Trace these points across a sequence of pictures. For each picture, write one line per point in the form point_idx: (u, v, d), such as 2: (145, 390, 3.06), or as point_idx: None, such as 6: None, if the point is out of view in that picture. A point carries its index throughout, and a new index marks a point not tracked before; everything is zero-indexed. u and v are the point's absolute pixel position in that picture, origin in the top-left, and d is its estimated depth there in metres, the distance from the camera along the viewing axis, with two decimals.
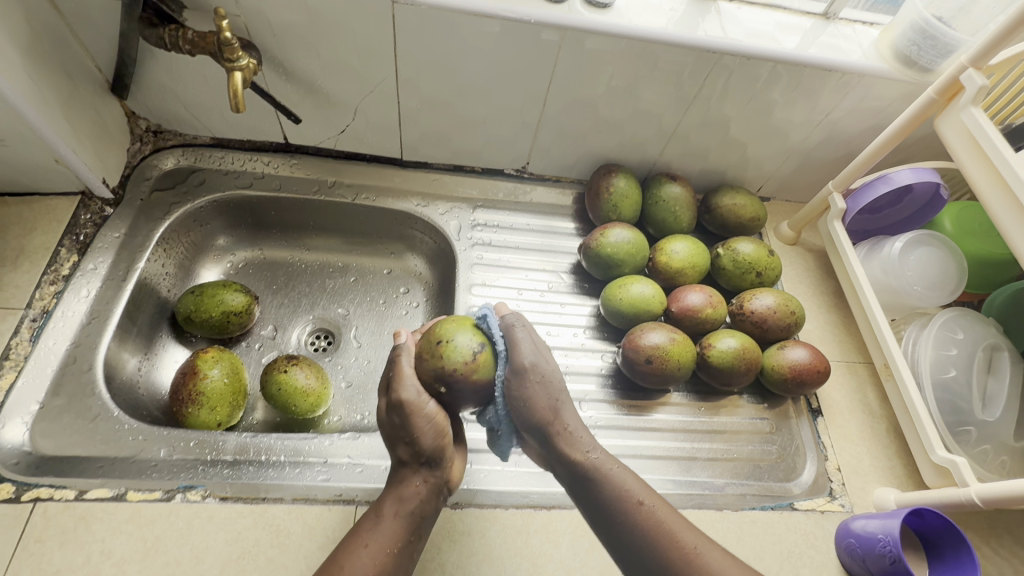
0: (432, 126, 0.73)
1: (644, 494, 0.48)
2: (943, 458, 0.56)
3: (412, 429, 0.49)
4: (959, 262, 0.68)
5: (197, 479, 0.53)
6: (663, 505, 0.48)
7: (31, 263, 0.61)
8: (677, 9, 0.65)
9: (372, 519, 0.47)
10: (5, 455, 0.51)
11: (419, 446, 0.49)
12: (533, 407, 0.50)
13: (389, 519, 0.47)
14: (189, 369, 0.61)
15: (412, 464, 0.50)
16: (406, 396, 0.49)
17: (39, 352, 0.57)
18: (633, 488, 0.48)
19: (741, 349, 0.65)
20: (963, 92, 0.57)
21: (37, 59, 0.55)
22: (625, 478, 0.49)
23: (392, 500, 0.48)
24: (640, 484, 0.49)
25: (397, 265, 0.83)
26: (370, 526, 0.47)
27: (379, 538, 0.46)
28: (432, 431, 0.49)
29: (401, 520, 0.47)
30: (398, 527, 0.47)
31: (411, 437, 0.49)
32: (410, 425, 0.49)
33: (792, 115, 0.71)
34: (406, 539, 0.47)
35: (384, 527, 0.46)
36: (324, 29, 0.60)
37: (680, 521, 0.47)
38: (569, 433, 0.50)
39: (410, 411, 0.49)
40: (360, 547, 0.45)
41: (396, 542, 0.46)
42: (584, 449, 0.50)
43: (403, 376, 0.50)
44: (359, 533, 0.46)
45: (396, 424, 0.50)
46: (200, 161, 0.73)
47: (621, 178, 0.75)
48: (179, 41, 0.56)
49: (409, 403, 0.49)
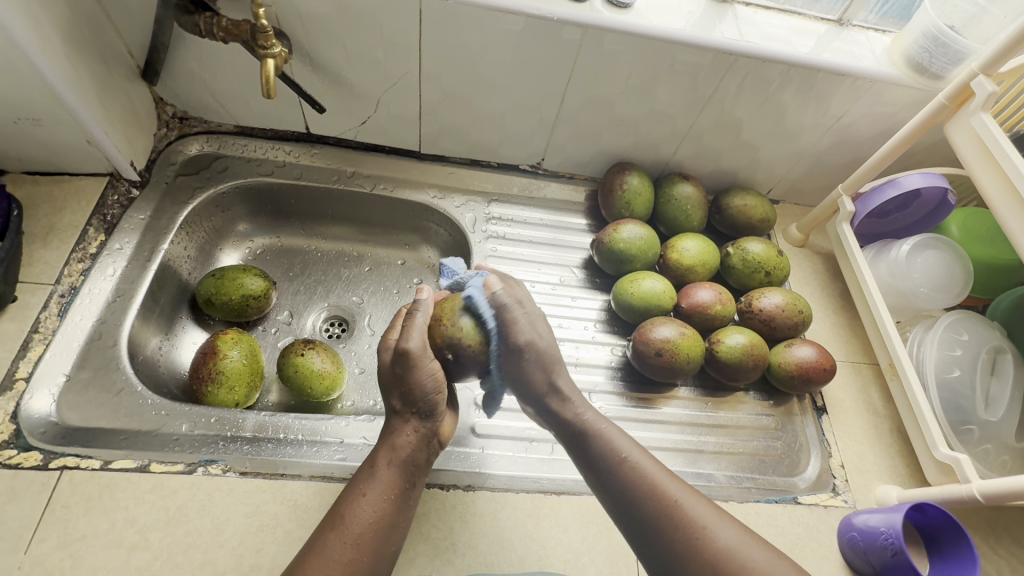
0: (451, 120, 0.75)
1: (631, 450, 0.50)
2: (947, 455, 0.58)
3: (410, 379, 0.49)
4: (965, 266, 0.70)
5: (218, 454, 0.54)
6: (647, 458, 0.49)
7: (60, 241, 0.63)
8: (695, 11, 0.66)
9: (367, 469, 0.48)
10: (32, 424, 0.52)
11: (414, 397, 0.49)
12: (535, 350, 0.53)
13: (383, 468, 0.48)
14: (209, 349, 0.63)
15: (404, 414, 0.50)
16: (412, 346, 0.49)
17: (66, 327, 0.58)
18: (620, 444, 0.50)
19: (749, 345, 0.67)
20: (973, 98, 0.58)
21: (75, 42, 0.56)
22: (613, 431, 0.52)
23: (385, 451, 0.49)
24: (631, 440, 0.51)
25: (411, 256, 0.85)
26: (366, 477, 0.48)
27: (375, 487, 0.47)
28: (429, 385, 0.49)
29: (395, 468, 0.48)
30: (393, 476, 0.48)
31: (407, 386, 0.49)
32: (410, 376, 0.49)
33: (804, 118, 0.73)
34: (403, 486, 0.48)
35: (379, 476, 0.47)
36: (352, 21, 0.62)
37: (664, 473, 0.48)
38: (565, 392, 0.54)
39: (414, 362, 0.49)
40: (358, 497, 0.46)
41: (393, 490, 0.47)
42: (576, 404, 0.54)
43: (412, 328, 0.50)
44: (355, 485, 0.47)
45: (397, 373, 0.50)
46: (223, 147, 0.75)
47: (634, 176, 0.77)
48: (214, 28, 0.57)
49: (414, 353, 0.49)
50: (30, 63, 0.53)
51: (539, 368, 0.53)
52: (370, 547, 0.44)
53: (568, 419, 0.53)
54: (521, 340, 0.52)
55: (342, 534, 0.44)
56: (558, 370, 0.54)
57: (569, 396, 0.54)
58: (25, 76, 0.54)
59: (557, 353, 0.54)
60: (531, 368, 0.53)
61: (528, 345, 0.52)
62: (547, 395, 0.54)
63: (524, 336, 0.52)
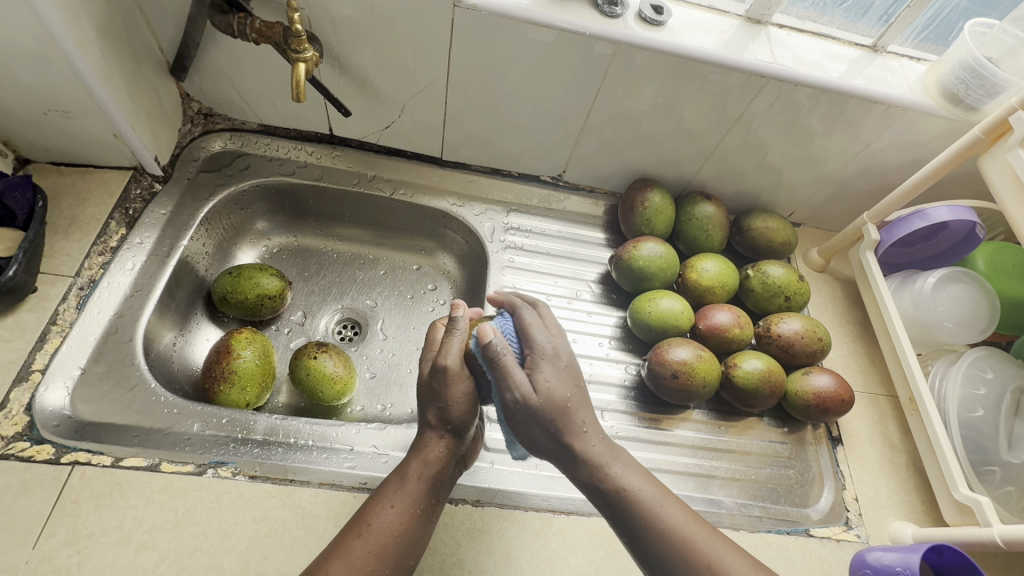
0: (475, 128, 0.74)
1: (659, 500, 0.47)
2: (966, 496, 0.57)
3: (447, 396, 0.49)
4: (990, 302, 0.69)
5: (228, 456, 0.54)
6: (674, 505, 0.47)
7: (81, 233, 0.63)
8: (727, 31, 0.65)
9: (396, 479, 0.48)
10: (45, 417, 0.52)
11: (448, 413, 0.49)
12: (545, 397, 0.46)
13: (413, 481, 0.48)
14: (222, 348, 0.62)
15: (437, 429, 0.50)
16: (449, 363, 0.48)
17: (84, 320, 0.58)
18: (652, 498, 0.47)
19: (766, 371, 0.66)
20: (1010, 133, 0.57)
21: (109, 36, 0.57)
22: (637, 483, 0.48)
23: (416, 462, 0.49)
24: (649, 481, 0.49)
25: (427, 262, 0.84)
26: (395, 487, 0.47)
27: (404, 499, 0.47)
28: (462, 404, 0.49)
29: (424, 483, 0.48)
30: (422, 490, 0.48)
31: (445, 402, 0.49)
32: (447, 394, 0.49)
33: (832, 143, 0.72)
34: (427, 503, 0.48)
35: (409, 488, 0.47)
36: (383, 26, 0.61)
37: (692, 525, 0.47)
38: (579, 427, 0.48)
39: (452, 379, 0.49)
40: (385, 507, 0.46)
41: (419, 503, 0.47)
42: (597, 455, 0.48)
43: (451, 346, 0.49)
44: (384, 493, 0.47)
45: (434, 388, 0.49)
46: (246, 146, 0.75)
47: (656, 193, 0.76)
48: (247, 29, 0.57)
49: (452, 371, 0.48)
50: (64, 55, 0.53)
51: (545, 416, 0.46)
52: (391, 559, 0.44)
53: (589, 475, 0.48)
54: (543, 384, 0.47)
55: (367, 541, 0.44)
56: (578, 410, 0.48)
57: (591, 453, 0.48)
58: (58, 67, 0.54)
59: (562, 394, 0.47)
60: (532, 425, 0.47)
61: (523, 397, 0.46)
62: (561, 422, 0.47)
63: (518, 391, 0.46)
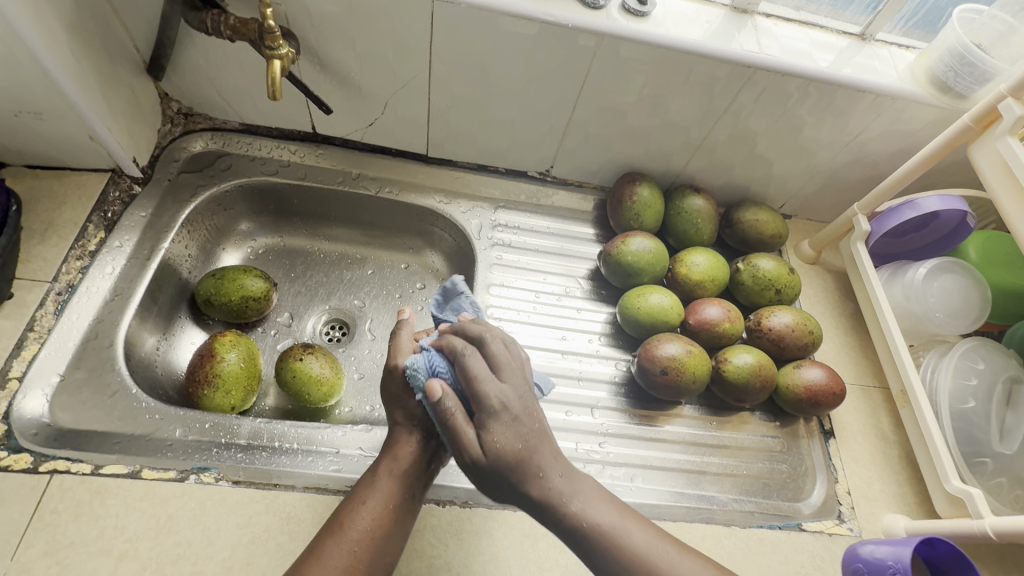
0: (460, 125, 0.73)
1: (626, 526, 0.45)
2: (958, 488, 0.57)
3: (405, 392, 0.50)
4: (982, 292, 0.68)
5: (211, 461, 0.54)
6: (636, 528, 0.45)
7: (58, 237, 0.62)
8: (713, 21, 0.64)
9: (369, 478, 0.48)
10: (23, 425, 0.52)
11: (410, 408, 0.50)
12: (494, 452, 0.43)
13: (384, 477, 0.47)
14: (206, 352, 0.61)
15: (406, 425, 0.50)
16: (403, 361, 0.51)
17: (62, 326, 0.57)
18: (612, 527, 0.44)
19: (756, 366, 0.65)
20: (1000, 121, 0.56)
21: (80, 35, 0.55)
22: (596, 514, 0.45)
23: (387, 459, 0.49)
24: (614, 509, 0.46)
25: (415, 260, 0.83)
26: (367, 485, 0.47)
27: (375, 496, 0.46)
28: (422, 399, 0.50)
29: (398, 478, 0.47)
30: (395, 485, 0.47)
31: (406, 401, 0.50)
32: (407, 389, 0.50)
33: (822, 134, 0.71)
34: (404, 497, 0.47)
35: (380, 484, 0.47)
36: (361, 21, 0.60)
37: (655, 548, 0.44)
38: (536, 464, 0.44)
39: (403, 379, 0.50)
40: (357, 505, 0.46)
41: (393, 500, 0.46)
42: (555, 487, 0.45)
43: (399, 346, 0.52)
44: (355, 493, 0.47)
45: (393, 390, 0.51)
46: (228, 145, 0.74)
47: (645, 187, 0.75)
48: (221, 26, 0.56)
49: (406, 367, 0.50)
50: (33, 56, 0.52)
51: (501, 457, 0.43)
52: (368, 557, 0.44)
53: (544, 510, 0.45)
54: (491, 437, 0.43)
55: (340, 541, 0.43)
56: (535, 454, 0.44)
57: (546, 479, 0.45)
58: (26, 68, 0.53)
59: (519, 429, 0.44)
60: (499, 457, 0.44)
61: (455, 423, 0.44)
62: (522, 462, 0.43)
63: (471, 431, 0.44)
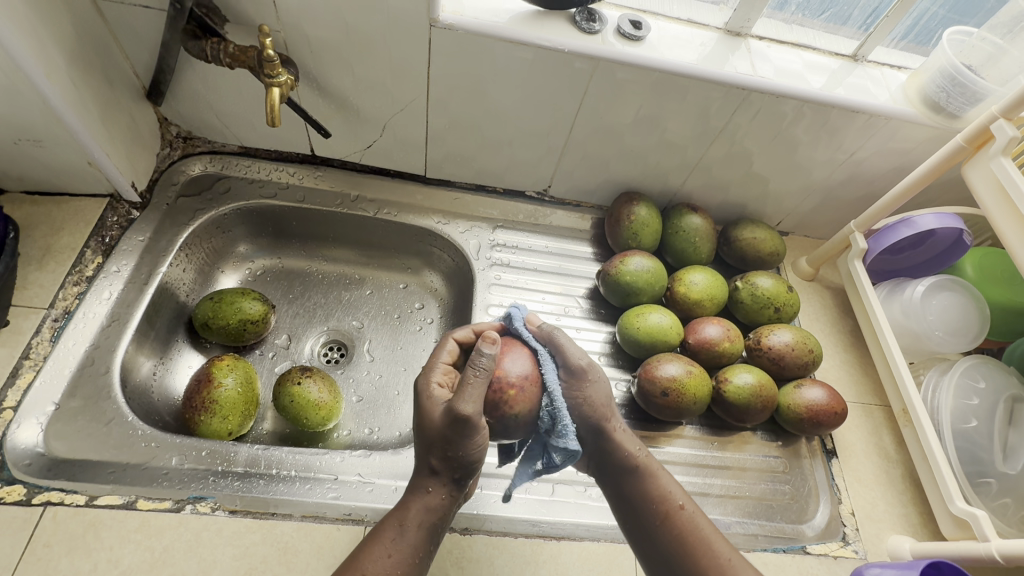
0: (458, 146, 0.74)
1: (683, 497, 0.51)
2: (964, 510, 0.56)
3: (463, 443, 0.45)
4: (980, 309, 0.68)
5: (207, 490, 0.53)
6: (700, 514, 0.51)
7: (56, 263, 0.62)
8: (707, 44, 0.65)
9: (394, 528, 0.46)
10: (17, 456, 0.51)
11: (459, 460, 0.46)
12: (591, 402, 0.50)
13: (412, 528, 0.46)
14: (203, 376, 0.61)
15: (442, 474, 0.47)
16: (470, 412, 0.43)
17: (58, 352, 0.57)
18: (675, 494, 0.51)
19: (758, 386, 0.65)
20: (992, 141, 0.57)
21: (80, 64, 0.56)
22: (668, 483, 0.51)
23: (416, 509, 0.46)
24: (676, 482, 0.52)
25: (413, 280, 0.83)
26: (392, 536, 0.45)
27: (403, 550, 0.45)
28: (476, 449, 0.46)
29: (423, 530, 0.46)
30: (421, 537, 0.46)
31: (457, 449, 0.45)
32: (460, 441, 0.45)
33: (817, 153, 0.71)
34: (426, 548, 0.46)
35: (409, 537, 0.45)
36: (359, 46, 0.61)
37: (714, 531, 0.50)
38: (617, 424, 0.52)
39: (474, 429, 0.44)
40: (383, 558, 0.44)
41: (418, 551, 0.46)
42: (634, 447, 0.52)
43: (468, 388, 0.44)
44: (381, 540, 0.45)
45: (446, 433, 0.45)
46: (226, 168, 0.74)
47: (643, 206, 0.75)
48: (220, 53, 0.57)
49: (473, 421, 0.44)
50: (33, 86, 0.52)
51: (596, 399, 0.50)
52: None
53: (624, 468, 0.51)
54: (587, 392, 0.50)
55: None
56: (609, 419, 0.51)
57: (624, 443, 0.51)
58: (26, 98, 0.53)
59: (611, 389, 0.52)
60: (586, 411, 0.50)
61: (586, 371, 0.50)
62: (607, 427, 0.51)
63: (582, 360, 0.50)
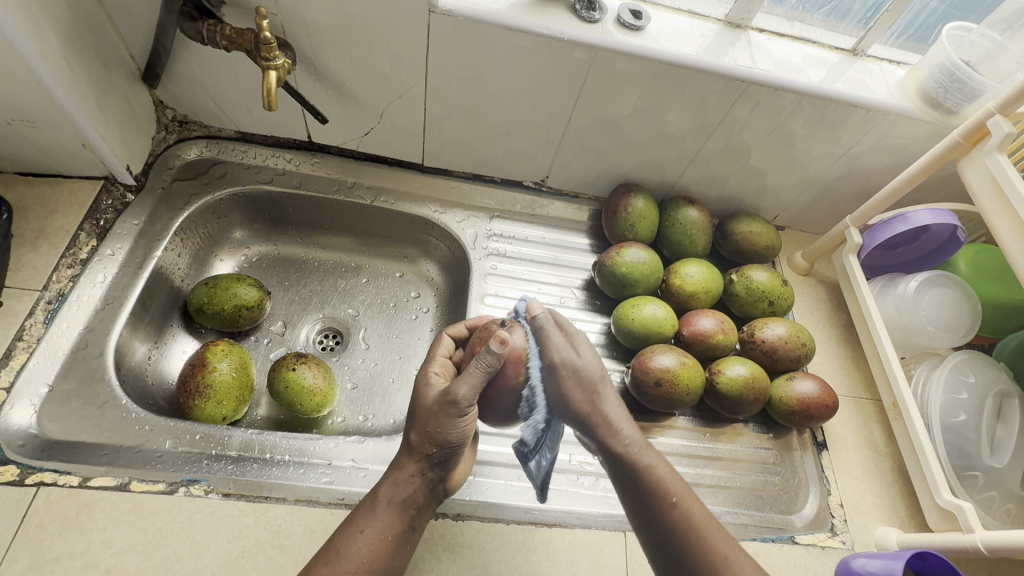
0: (456, 135, 0.74)
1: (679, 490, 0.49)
2: (949, 502, 0.57)
3: (439, 421, 0.47)
4: (972, 306, 0.69)
5: (200, 473, 0.53)
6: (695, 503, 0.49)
7: (50, 245, 0.61)
8: (707, 35, 0.65)
9: (368, 504, 0.47)
10: (10, 437, 0.51)
11: (435, 438, 0.47)
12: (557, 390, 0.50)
13: (383, 505, 0.47)
14: (198, 361, 0.61)
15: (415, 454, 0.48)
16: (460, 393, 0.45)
17: (52, 335, 0.57)
18: (671, 483, 0.49)
19: (750, 378, 0.65)
20: (988, 137, 0.57)
21: (74, 44, 0.55)
22: (662, 469, 0.50)
23: (386, 486, 0.47)
24: (676, 476, 0.50)
25: (410, 269, 0.83)
26: (365, 513, 0.47)
27: (374, 525, 0.46)
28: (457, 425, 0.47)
29: (395, 506, 0.47)
30: (393, 515, 0.47)
31: (433, 427, 0.47)
32: (438, 420, 0.46)
33: (814, 147, 0.71)
34: (401, 528, 0.47)
35: (379, 513, 0.46)
36: (357, 32, 0.60)
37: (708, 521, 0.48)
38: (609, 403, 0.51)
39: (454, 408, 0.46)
40: (355, 533, 0.45)
41: (392, 529, 0.46)
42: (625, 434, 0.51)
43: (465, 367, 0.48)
44: (355, 519, 0.46)
45: (427, 412, 0.47)
46: (223, 154, 0.74)
47: (639, 198, 0.75)
48: (216, 36, 0.57)
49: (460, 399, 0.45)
50: (27, 66, 0.52)
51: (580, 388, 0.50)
52: None
53: (618, 453, 0.50)
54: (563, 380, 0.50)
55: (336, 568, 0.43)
56: (601, 405, 0.51)
57: (617, 424, 0.51)
58: (20, 79, 0.53)
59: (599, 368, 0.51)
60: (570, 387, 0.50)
61: (563, 363, 0.50)
62: (593, 419, 0.51)
63: (559, 355, 0.50)
